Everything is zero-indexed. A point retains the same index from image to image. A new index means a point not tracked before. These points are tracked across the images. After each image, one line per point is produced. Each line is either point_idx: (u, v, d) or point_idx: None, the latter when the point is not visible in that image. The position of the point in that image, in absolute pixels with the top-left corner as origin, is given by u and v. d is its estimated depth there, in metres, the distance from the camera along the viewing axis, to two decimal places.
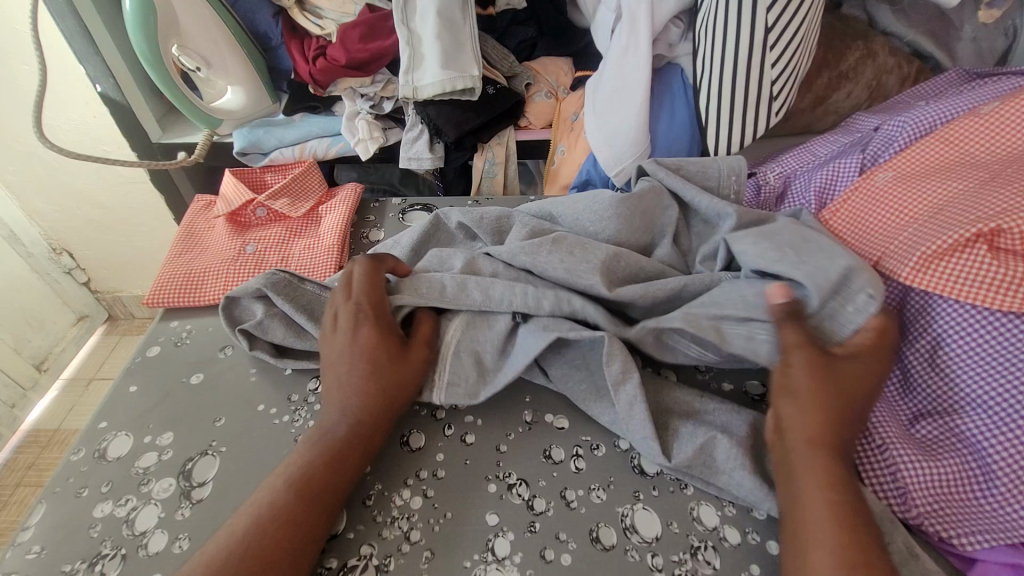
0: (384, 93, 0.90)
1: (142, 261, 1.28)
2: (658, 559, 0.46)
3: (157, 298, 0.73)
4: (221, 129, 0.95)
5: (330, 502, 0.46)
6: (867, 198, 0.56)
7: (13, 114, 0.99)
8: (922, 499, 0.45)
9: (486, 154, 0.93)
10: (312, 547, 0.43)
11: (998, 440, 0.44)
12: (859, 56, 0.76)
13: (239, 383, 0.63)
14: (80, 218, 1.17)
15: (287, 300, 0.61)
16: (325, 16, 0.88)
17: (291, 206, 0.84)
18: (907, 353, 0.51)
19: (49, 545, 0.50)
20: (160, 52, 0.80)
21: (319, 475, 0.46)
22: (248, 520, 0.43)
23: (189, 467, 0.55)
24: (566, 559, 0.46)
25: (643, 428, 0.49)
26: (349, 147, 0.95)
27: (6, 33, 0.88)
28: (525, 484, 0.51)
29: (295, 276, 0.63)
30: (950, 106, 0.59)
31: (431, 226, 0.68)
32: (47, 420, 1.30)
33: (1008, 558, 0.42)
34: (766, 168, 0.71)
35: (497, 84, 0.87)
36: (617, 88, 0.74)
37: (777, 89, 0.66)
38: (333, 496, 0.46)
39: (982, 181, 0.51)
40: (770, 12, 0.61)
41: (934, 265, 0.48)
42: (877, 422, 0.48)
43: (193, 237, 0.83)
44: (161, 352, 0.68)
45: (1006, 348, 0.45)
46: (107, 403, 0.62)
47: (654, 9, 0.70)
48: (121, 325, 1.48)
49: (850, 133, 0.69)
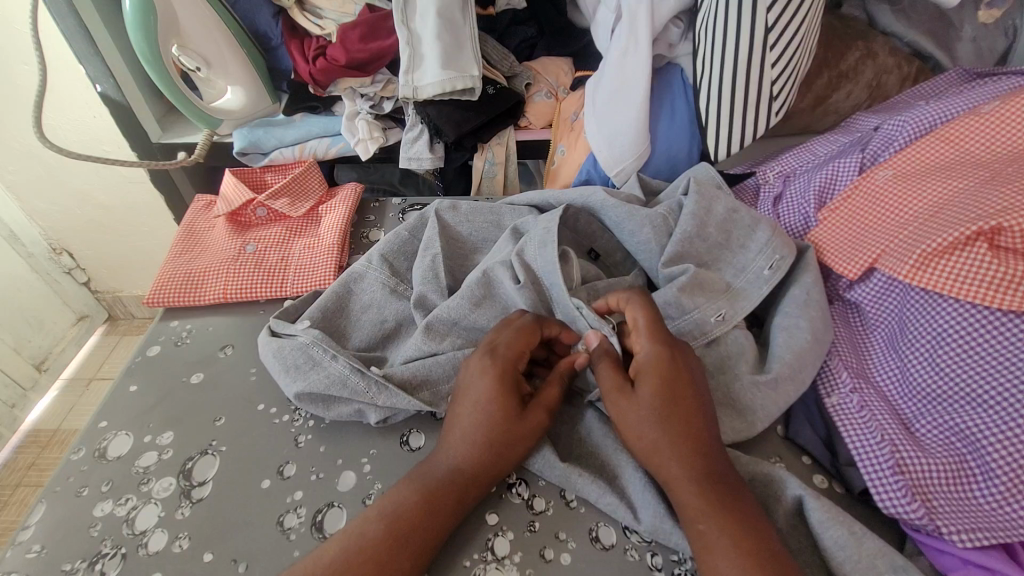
0: (384, 93, 0.90)
1: (142, 261, 1.28)
2: (658, 559, 0.47)
3: (158, 298, 0.74)
4: (221, 129, 0.95)
5: (412, 533, 0.44)
6: (866, 197, 0.57)
7: (14, 114, 0.99)
8: (921, 493, 0.45)
9: (486, 154, 0.93)
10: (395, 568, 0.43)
11: (996, 438, 0.44)
12: (860, 56, 0.75)
13: (239, 383, 0.63)
14: (79, 217, 1.17)
15: (314, 325, 0.63)
16: (325, 16, 0.88)
17: (291, 205, 0.84)
18: (908, 353, 0.51)
19: (50, 544, 0.51)
20: (160, 52, 0.80)
21: (413, 515, 0.45)
22: (339, 549, 0.43)
23: (189, 467, 0.55)
24: (566, 558, 0.47)
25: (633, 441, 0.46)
26: (349, 147, 0.95)
27: (6, 32, 0.88)
28: (525, 484, 0.52)
29: (328, 310, 0.65)
30: (949, 105, 0.59)
31: (420, 221, 0.71)
32: (47, 420, 1.30)
33: (995, 559, 0.43)
34: (766, 167, 0.71)
35: (497, 84, 0.87)
36: (618, 88, 0.74)
37: (777, 89, 0.66)
38: (419, 538, 0.44)
39: (981, 181, 0.51)
40: (770, 12, 0.61)
41: (933, 263, 0.48)
42: (877, 420, 0.49)
43: (193, 238, 0.83)
44: (162, 352, 0.68)
45: (1007, 348, 0.45)
46: (107, 403, 0.62)
47: (654, 8, 0.70)
48: (121, 325, 1.48)
49: (850, 133, 0.69)
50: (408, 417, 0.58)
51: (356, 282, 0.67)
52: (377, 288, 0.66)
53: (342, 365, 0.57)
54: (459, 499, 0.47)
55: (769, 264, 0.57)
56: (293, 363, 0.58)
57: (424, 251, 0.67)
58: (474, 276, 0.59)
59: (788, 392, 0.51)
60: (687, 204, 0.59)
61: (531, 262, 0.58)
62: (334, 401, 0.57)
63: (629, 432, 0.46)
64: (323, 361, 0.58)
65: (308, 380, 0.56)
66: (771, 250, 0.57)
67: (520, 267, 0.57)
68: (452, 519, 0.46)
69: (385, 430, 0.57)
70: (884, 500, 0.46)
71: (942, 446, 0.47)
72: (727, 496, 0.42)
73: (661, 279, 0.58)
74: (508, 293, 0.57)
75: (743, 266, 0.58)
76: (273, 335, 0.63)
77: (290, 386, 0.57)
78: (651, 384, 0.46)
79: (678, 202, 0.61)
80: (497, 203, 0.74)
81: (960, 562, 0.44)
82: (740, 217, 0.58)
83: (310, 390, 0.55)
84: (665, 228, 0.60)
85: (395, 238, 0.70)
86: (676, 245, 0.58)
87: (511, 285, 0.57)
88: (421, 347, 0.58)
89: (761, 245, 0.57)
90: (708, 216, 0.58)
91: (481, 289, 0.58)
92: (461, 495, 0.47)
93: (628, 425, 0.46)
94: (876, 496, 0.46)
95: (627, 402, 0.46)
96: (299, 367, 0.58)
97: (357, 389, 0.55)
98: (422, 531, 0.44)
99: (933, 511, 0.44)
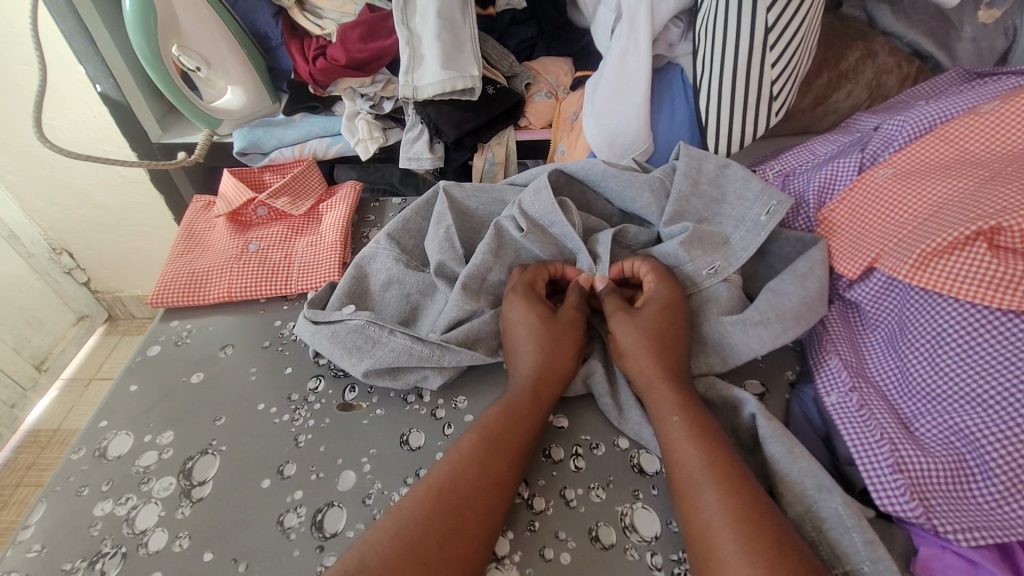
0: (384, 93, 0.90)
1: (142, 261, 1.28)
2: (658, 558, 0.47)
3: (161, 298, 0.73)
4: (221, 129, 0.95)
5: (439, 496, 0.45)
6: (866, 197, 0.57)
7: (14, 114, 0.99)
8: (921, 492, 0.45)
9: (486, 154, 0.92)
10: (420, 528, 0.43)
11: (995, 438, 0.44)
12: (859, 56, 0.75)
13: (239, 382, 0.63)
14: (79, 217, 1.17)
15: (334, 302, 0.65)
16: (325, 16, 0.88)
17: (291, 205, 0.84)
18: (908, 353, 0.51)
19: (50, 544, 0.51)
20: (160, 52, 0.80)
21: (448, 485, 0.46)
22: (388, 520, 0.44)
23: (189, 466, 0.55)
24: (566, 558, 0.47)
25: (641, 348, 0.52)
26: (348, 147, 0.95)
27: (6, 33, 0.88)
28: (525, 484, 0.52)
29: (342, 301, 0.65)
30: (949, 105, 0.59)
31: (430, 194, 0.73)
32: (47, 420, 1.30)
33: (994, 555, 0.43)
34: (766, 167, 0.71)
35: (497, 84, 0.87)
36: (617, 87, 0.74)
37: (776, 89, 0.66)
38: (442, 498, 0.45)
39: (981, 181, 0.51)
40: (770, 12, 0.61)
41: (932, 263, 0.49)
42: (877, 420, 0.49)
43: (193, 238, 0.83)
44: (162, 352, 0.68)
45: (1006, 348, 0.45)
46: (107, 403, 0.62)
47: (654, 8, 0.70)
48: (121, 325, 1.48)
49: (850, 132, 0.69)
50: (407, 418, 0.58)
51: (370, 262, 0.68)
52: (391, 265, 0.68)
53: (402, 337, 0.60)
54: (491, 475, 0.47)
55: (765, 210, 0.58)
56: (353, 344, 0.60)
57: (438, 223, 0.68)
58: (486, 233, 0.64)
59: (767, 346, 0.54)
60: (679, 167, 0.62)
61: (529, 209, 0.64)
62: (401, 371, 0.59)
63: (632, 343, 0.53)
64: (382, 338, 0.60)
65: (375, 356, 0.59)
66: (767, 198, 0.58)
67: (522, 216, 0.63)
68: (486, 489, 0.46)
69: (384, 431, 0.57)
70: (883, 499, 0.46)
71: (941, 445, 0.47)
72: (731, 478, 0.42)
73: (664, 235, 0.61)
74: (516, 239, 0.64)
75: (739, 221, 0.60)
76: (313, 323, 0.63)
77: (357, 365, 0.59)
78: (652, 308, 0.54)
79: (671, 165, 0.64)
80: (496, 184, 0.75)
81: (937, 547, 0.44)
82: (731, 172, 0.61)
83: (381, 365, 0.58)
84: (662, 190, 0.63)
85: (403, 218, 0.71)
86: (673, 204, 0.61)
87: (516, 233, 0.63)
88: (461, 311, 0.60)
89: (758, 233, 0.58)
90: (700, 175, 0.61)
91: (495, 242, 0.63)
92: (512, 463, 0.48)
93: (637, 356, 0.52)
94: (876, 496, 0.46)
95: (639, 329, 0.53)
96: (361, 347, 0.60)
97: (425, 354, 0.58)
98: (472, 517, 0.44)
99: (933, 510, 0.44)
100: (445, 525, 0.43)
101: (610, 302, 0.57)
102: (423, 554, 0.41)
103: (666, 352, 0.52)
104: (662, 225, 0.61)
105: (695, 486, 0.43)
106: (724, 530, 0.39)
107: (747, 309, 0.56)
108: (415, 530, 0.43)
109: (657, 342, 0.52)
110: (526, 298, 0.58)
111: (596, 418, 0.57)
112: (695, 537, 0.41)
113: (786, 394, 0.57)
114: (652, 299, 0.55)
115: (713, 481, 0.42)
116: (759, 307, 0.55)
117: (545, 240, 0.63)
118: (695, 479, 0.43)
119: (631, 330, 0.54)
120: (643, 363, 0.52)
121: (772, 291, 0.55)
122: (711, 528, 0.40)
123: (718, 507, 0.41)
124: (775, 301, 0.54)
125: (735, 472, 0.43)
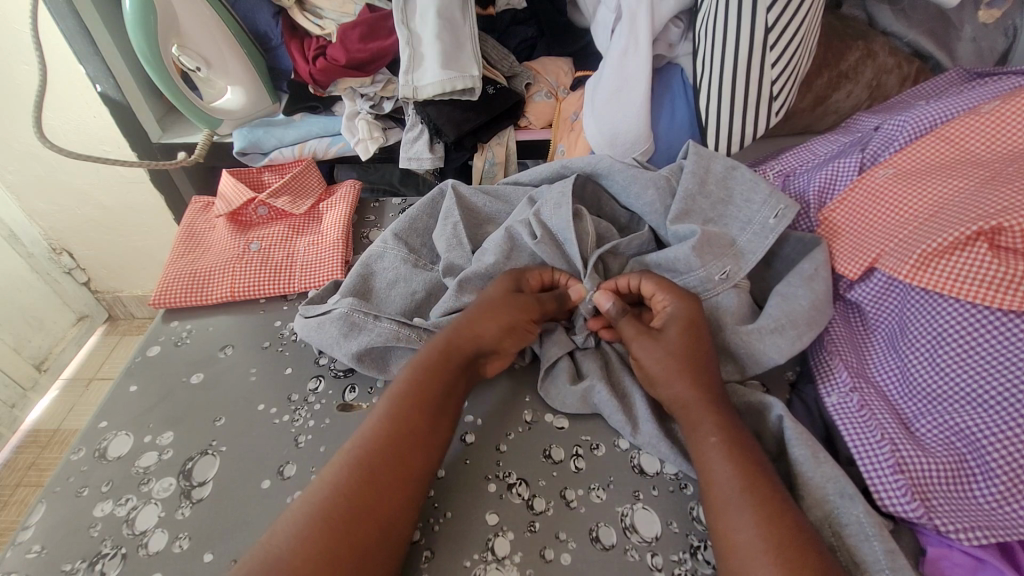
0: (384, 93, 0.90)
1: (142, 261, 1.28)
2: (658, 559, 0.47)
3: (162, 299, 0.73)
4: (221, 129, 0.95)
5: (360, 449, 0.46)
6: (866, 196, 0.57)
7: (14, 114, 0.99)
8: (921, 492, 0.45)
9: (486, 154, 0.92)
10: (334, 479, 0.44)
11: (996, 438, 0.44)
12: (860, 56, 0.75)
13: (240, 383, 0.63)
14: (79, 217, 1.17)
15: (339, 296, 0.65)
16: (325, 16, 0.88)
17: (292, 204, 0.84)
18: (908, 352, 0.51)
19: (49, 544, 0.51)
20: (159, 52, 0.80)
21: (374, 444, 0.47)
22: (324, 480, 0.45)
23: (189, 467, 0.55)
24: (566, 558, 0.47)
25: (678, 370, 0.51)
26: (348, 147, 0.95)
27: (6, 33, 0.88)
28: (525, 484, 0.52)
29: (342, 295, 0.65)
30: (949, 105, 0.59)
31: (437, 193, 0.73)
32: (48, 420, 1.30)
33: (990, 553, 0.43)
34: (766, 167, 0.71)
35: (497, 84, 0.86)
36: (617, 87, 0.74)
37: (777, 89, 0.66)
38: (357, 446, 0.47)
39: (982, 181, 0.51)
40: (770, 12, 0.61)
41: (933, 263, 0.49)
42: (877, 420, 0.49)
43: (194, 238, 0.83)
44: (161, 352, 0.68)
45: (1006, 348, 0.45)
46: (107, 403, 0.62)
47: (654, 8, 0.70)
48: (121, 325, 1.48)
49: (850, 133, 0.69)
50: None
51: (376, 261, 0.68)
52: (399, 264, 0.68)
53: (388, 323, 0.60)
54: (397, 431, 0.47)
55: (774, 212, 0.58)
56: (340, 333, 0.60)
57: (445, 219, 0.69)
58: (498, 233, 0.64)
59: (776, 354, 0.53)
60: (685, 166, 0.62)
61: (546, 219, 0.62)
62: (390, 356, 0.60)
63: (651, 364, 0.53)
64: (367, 324, 0.60)
65: (364, 344, 0.59)
66: (776, 201, 0.58)
67: (537, 224, 0.62)
68: (401, 443, 0.47)
69: None
70: (883, 499, 0.46)
71: (942, 446, 0.47)
72: (765, 491, 0.42)
73: (671, 235, 0.61)
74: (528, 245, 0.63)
75: (746, 225, 0.59)
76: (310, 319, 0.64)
77: (349, 356, 0.59)
78: (678, 329, 0.53)
79: (678, 165, 0.64)
80: (501, 180, 0.75)
81: (943, 546, 0.44)
82: (739, 174, 0.61)
83: None
84: (669, 189, 0.63)
85: (407, 218, 0.71)
86: (680, 202, 0.61)
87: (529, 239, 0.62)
88: (458, 303, 0.61)
89: (761, 239, 0.58)
90: (706, 179, 0.61)
91: (506, 244, 0.63)
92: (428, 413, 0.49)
93: (670, 383, 0.51)
94: (875, 494, 0.46)
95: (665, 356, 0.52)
96: (347, 334, 0.60)
97: (412, 339, 0.59)
98: (390, 468, 0.45)
99: (933, 509, 0.44)
100: (360, 477, 0.44)
101: (624, 322, 0.56)
102: (337, 506, 0.43)
103: (700, 368, 0.51)
104: (670, 224, 0.60)
105: (729, 507, 0.42)
106: (756, 554, 0.39)
107: (758, 316, 0.56)
108: (336, 480, 0.44)
109: (698, 364, 0.51)
110: (502, 278, 0.60)
111: (596, 419, 0.57)
112: (728, 561, 0.41)
113: (787, 395, 0.58)
114: (681, 321, 0.54)
115: (747, 495, 0.42)
116: (771, 313, 0.54)
117: (554, 254, 0.62)
118: (730, 502, 0.43)
119: (650, 349, 0.53)
120: (681, 386, 0.50)
121: (780, 296, 0.55)
122: (744, 557, 0.40)
123: (751, 525, 0.41)
124: (787, 307, 0.54)
125: (765, 484, 0.43)
